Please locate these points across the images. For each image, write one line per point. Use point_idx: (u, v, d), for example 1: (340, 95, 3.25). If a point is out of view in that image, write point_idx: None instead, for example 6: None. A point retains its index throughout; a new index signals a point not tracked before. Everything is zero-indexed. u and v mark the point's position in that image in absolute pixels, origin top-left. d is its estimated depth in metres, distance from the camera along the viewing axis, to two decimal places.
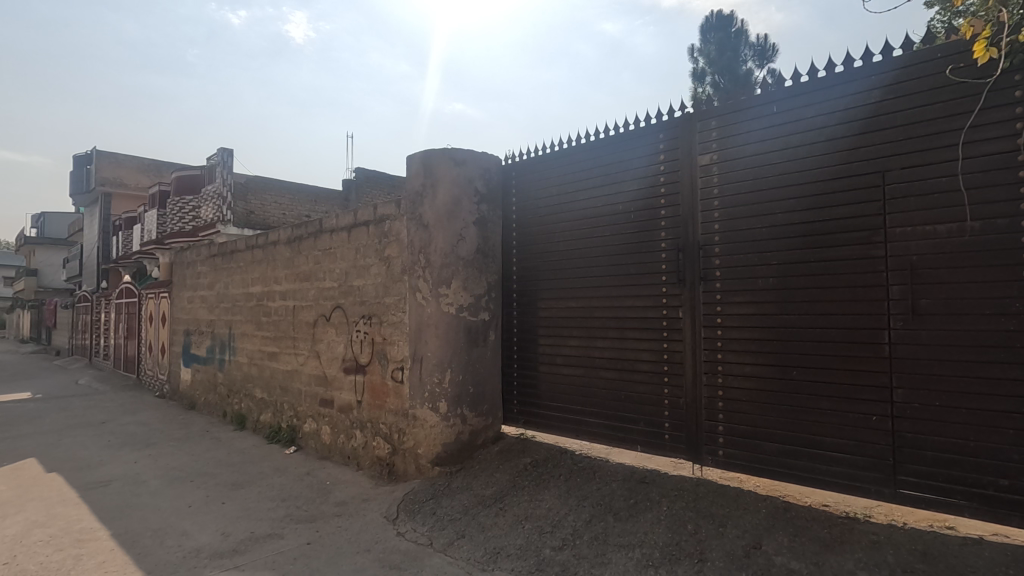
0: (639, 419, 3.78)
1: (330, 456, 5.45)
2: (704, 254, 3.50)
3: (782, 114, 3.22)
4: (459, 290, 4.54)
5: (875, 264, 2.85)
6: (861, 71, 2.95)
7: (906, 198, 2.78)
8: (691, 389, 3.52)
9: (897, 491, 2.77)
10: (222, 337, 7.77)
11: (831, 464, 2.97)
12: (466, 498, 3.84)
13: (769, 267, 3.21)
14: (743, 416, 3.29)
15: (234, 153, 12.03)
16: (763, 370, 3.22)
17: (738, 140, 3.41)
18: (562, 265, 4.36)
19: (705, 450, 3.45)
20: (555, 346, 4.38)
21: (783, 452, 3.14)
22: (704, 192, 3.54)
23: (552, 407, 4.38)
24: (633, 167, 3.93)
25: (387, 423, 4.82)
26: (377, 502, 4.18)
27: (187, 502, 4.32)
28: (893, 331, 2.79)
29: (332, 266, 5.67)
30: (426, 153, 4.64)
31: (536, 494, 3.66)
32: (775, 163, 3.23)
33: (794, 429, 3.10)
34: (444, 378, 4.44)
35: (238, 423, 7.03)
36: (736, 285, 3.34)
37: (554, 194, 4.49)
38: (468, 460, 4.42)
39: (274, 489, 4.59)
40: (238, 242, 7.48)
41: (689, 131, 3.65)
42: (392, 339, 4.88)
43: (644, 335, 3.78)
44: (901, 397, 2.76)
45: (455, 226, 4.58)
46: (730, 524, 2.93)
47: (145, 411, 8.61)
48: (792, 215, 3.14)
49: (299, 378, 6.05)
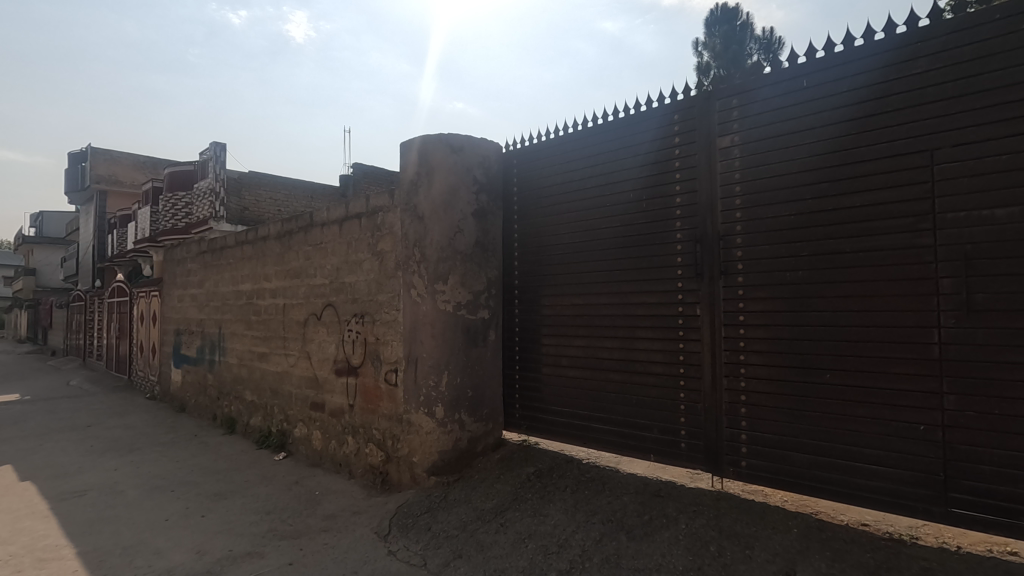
0: (652, 426, 3.47)
1: (321, 463, 5.14)
2: (725, 244, 3.19)
3: (813, 88, 2.91)
4: (456, 286, 4.24)
5: (922, 255, 2.54)
6: (906, 37, 2.63)
7: (957, 177, 2.47)
8: (710, 394, 3.21)
9: (949, 510, 2.46)
10: (212, 337, 7.47)
11: (870, 479, 2.66)
12: (463, 513, 3.53)
13: (798, 259, 2.91)
14: (769, 424, 2.99)
15: (227, 147, 11.70)
16: (791, 374, 2.91)
17: (762, 119, 3.09)
18: (567, 259, 4.05)
19: (726, 460, 3.14)
20: (560, 346, 4.07)
21: (815, 465, 2.83)
22: (724, 177, 3.22)
23: (556, 412, 4.07)
24: (646, 151, 3.61)
25: (380, 428, 4.50)
26: (368, 515, 3.87)
27: (164, 515, 4.01)
28: (944, 330, 2.48)
29: (323, 262, 5.35)
30: (422, 139, 4.30)
31: (540, 509, 3.35)
32: (803, 143, 2.92)
33: (828, 439, 2.79)
34: (440, 380, 4.13)
35: (228, 427, 6.73)
36: (761, 280, 3.04)
37: (558, 183, 4.17)
38: (466, 469, 4.12)
39: (259, 501, 4.29)
40: (227, 237, 7.15)
41: (707, 111, 3.34)
42: (385, 339, 4.55)
43: (657, 335, 3.47)
44: (953, 404, 2.45)
45: (453, 217, 4.27)
46: (758, 546, 2.62)
47: (134, 414, 8.31)
48: (824, 201, 2.83)
49: (289, 380, 5.74)
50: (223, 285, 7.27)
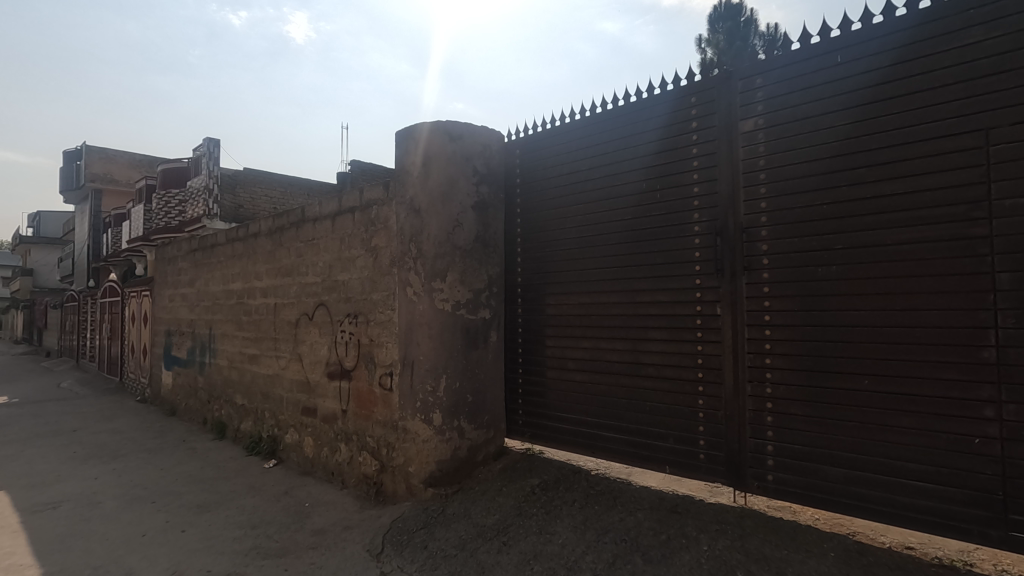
0: (667, 435, 3.20)
1: (313, 471, 4.87)
2: (748, 237, 2.92)
3: (848, 64, 2.64)
4: (455, 284, 3.97)
5: (976, 246, 2.27)
6: (956, 3, 2.36)
7: (1017, 160, 2.20)
8: (732, 401, 2.94)
9: (1008, 534, 2.19)
10: (202, 337, 7.20)
11: (915, 496, 2.39)
12: (462, 530, 3.26)
13: (832, 253, 2.64)
14: (798, 434, 2.71)
15: (221, 143, 11.44)
16: (823, 380, 2.65)
17: (790, 99, 2.82)
18: (574, 255, 3.78)
19: (750, 474, 2.87)
20: (566, 348, 3.80)
21: (852, 480, 2.56)
22: (747, 164, 2.95)
23: (562, 419, 3.79)
24: (661, 137, 3.34)
25: (374, 435, 4.22)
26: (360, 531, 3.60)
27: (141, 529, 3.75)
28: (1001, 332, 2.21)
29: (315, 259, 5.08)
30: (419, 126, 4.03)
31: (546, 526, 3.07)
32: (836, 125, 2.65)
33: (866, 452, 2.52)
34: (438, 385, 3.86)
35: (218, 432, 6.46)
36: (789, 276, 2.76)
37: (565, 173, 3.90)
38: (465, 480, 3.85)
39: (244, 513, 4.02)
40: (218, 234, 6.87)
41: (727, 92, 3.07)
42: (380, 340, 4.25)
43: (673, 336, 3.20)
44: (1014, 415, 2.18)
45: (452, 210, 4.00)
46: (791, 572, 2.34)
47: (123, 418, 8.02)
48: (860, 188, 2.57)
49: (280, 383, 5.47)
50: (213, 283, 7.00)
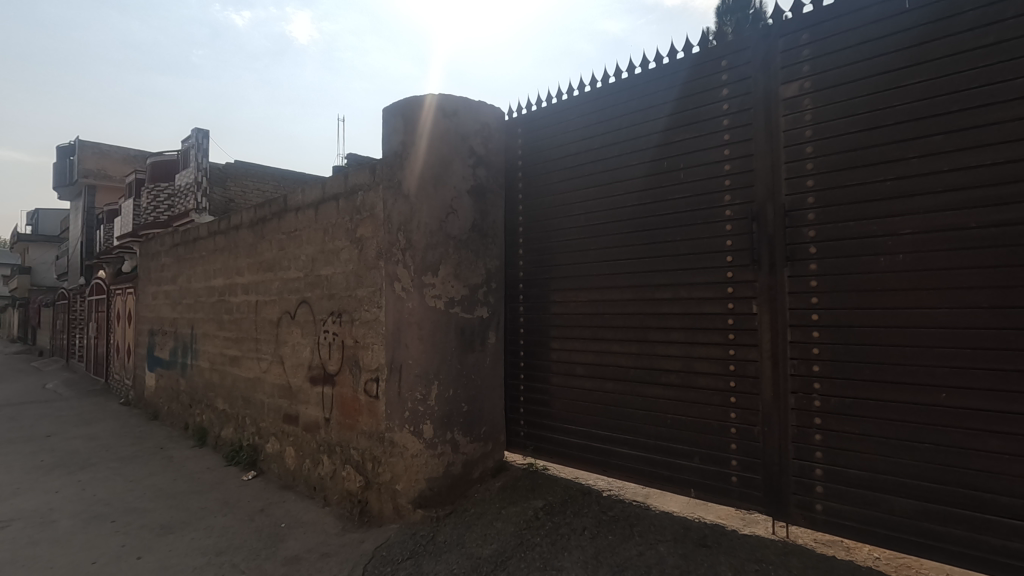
0: (692, 453, 2.76)
1: (293, 485, 4.43)
2: (791, 222, 2.46)
3: (917, 11, 2.19)
4: (449, 280, 3.54)
5: None
6: None
7: None
8: (771, 415, 2.49)
9: None
10: (184, 337, 6.77)
11: (1008, 538, 1.94)
12: (454, 562, 2.82)
13: (898, 239, 2.19)
14: (854, 457, 2.27)
15: (210, 134, 11.03)
16: (886, 392, 2.20)
17: (845, 57, 2.36)
18: (582, 244, 3.33)
19: (794, 503, 2.41)
20: (574, 349, 3.35)
21: (924, 513, 2.11)
22: (789, 136, 2.50)
23: (569, 432, 3.35)
24: (685, 108, 2.90)
25: (358, 448, 3.78)
26: (339, 559, 3.17)
27: (92, 556, 3.32)
28: None
29: (297, 252, 4.64)
30: (409, 102, 3.59)
31: (552, 560, 2.63)
32: (902, 86, 2.21)
33: (942, 480, 2.07)
34: (429, 393, 3.42)
35: (199, 439, 6.02)
36: (842, 267, 2.31)
37: (571, 152, 3.45)
38: (459, 501, 3.41)
39: (211, 536, 3.59)
40: (200, 227, 6.44)
41: (765, 53, 2.62)
42: (365, 341, 3.81)
43: (698, 338, 2.75)
44: None
45: (445, 196, 3.56)
46: None
47: (102, 422, 7.59)
48: (932, 161, 2.13)
49: (261, 388, 5.03)
50: (195, 280, 6.55)
